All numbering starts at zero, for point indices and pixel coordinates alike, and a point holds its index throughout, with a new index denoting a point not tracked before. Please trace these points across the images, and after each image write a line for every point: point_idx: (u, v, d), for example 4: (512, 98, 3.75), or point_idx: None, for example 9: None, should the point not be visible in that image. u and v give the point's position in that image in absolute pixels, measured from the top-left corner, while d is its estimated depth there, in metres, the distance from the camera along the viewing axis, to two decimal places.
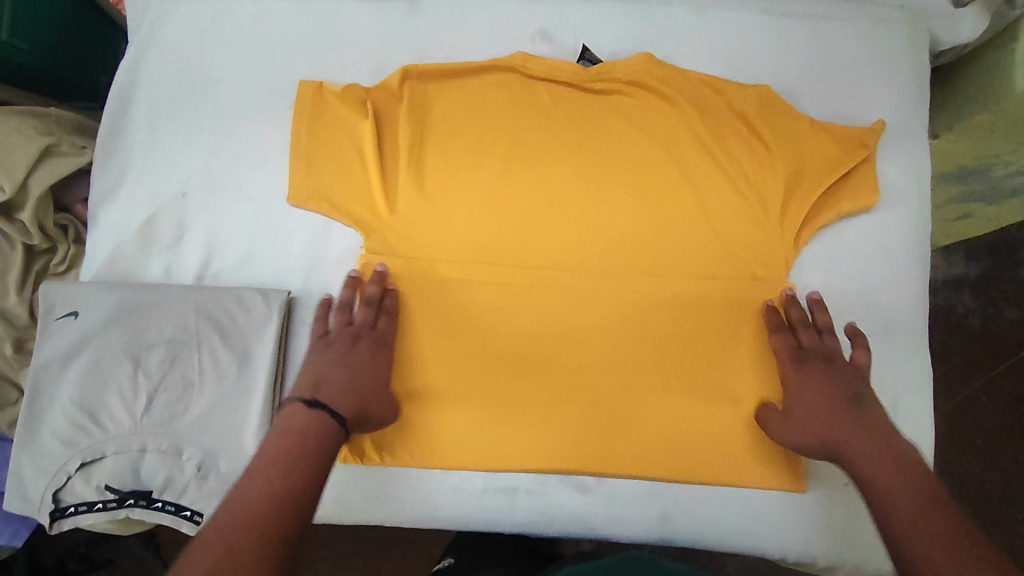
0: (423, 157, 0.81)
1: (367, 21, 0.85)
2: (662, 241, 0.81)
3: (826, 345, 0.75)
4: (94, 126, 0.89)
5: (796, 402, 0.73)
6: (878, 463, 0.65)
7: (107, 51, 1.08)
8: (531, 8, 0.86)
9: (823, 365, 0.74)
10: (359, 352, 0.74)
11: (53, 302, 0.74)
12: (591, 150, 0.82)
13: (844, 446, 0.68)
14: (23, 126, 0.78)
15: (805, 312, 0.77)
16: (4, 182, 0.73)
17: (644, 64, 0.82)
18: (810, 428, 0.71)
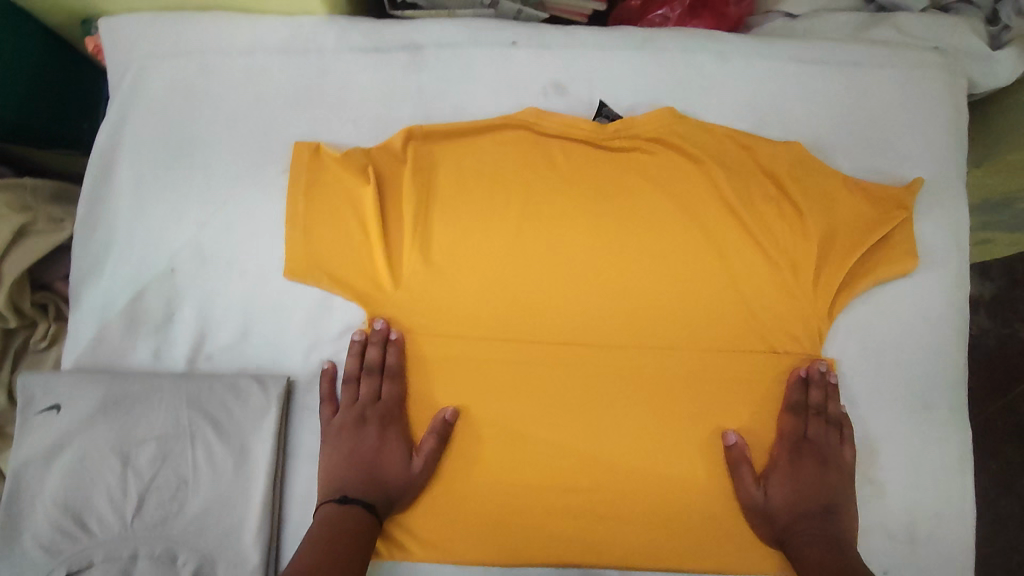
0: (430, 225, 0.76)
1: (365, 74, 0.80)
2: (687, 311, 0.76)
3: (834, 442, 0.73)
4: (72, 190, 0.83)
5: (767, 487, 0.72)
6: (813, 560, 0.66)
7: (85, 95, 1.01)
8: (542, 61, 0.81)
9: (816, 463, 0.72)
10: (369, 434, 0.71)
11: (34, 395, 0.69)
12: (611, 212, 0.77)
13: (793, 541, 0.69)
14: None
15: (823, 398, 0.73)
16: None
17: (666, 121, 0.77)
18: (770, 517, 0.71)
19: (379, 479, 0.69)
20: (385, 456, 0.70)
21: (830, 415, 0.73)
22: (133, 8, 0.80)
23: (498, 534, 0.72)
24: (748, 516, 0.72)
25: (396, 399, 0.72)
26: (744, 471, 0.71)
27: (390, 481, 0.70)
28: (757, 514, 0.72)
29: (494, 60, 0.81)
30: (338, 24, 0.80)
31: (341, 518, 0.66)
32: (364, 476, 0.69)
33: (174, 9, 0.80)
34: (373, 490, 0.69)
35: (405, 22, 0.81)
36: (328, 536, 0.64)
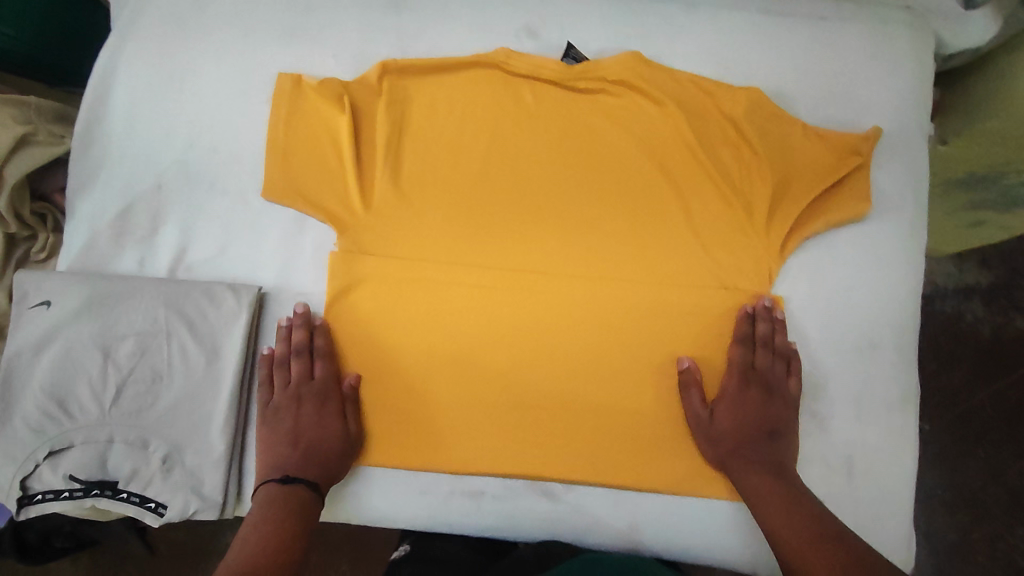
0: (400, 155, 0.80)
1: (347, 14, 0.84)
2: (643, 245, 0.79)
3: (779, 373, 0.76)
4: (73, 113, 0.88)
5: (712, 411, 0.75)
6: (755, 494, 0.70)
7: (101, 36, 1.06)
8: (516, 4, 0.84)
9: (761, 392, 0.75)
10: (304, 411, 0.75)
11: (27, 291, 0.74)
12: (573, 150, 0.80)
13: (734, 466, 0.73)
14: (1, 114, 0.76)
15: (771, 331, 0.75)
16: None
17: (631, 62, 0.80)
18: (715, 440, 0.74)
19: (319, 451, 0.73)
20: (318, 432, 0.74)
21: (779, 347, 0.76)
22: None
23: (452, 446, 0.77)
24: (694, 435, 0.75)
25: (327, 377, 0.76)
26: (693, 393, 0.75)
27: (329, 453, 0.73)
28: (702, 435, 0.75)
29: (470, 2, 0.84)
30: None
31: (284, 499, 0.69)
32: (302, 454, 0.73)
33: None
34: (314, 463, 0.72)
35: None
36: (275, 517, 0.67)
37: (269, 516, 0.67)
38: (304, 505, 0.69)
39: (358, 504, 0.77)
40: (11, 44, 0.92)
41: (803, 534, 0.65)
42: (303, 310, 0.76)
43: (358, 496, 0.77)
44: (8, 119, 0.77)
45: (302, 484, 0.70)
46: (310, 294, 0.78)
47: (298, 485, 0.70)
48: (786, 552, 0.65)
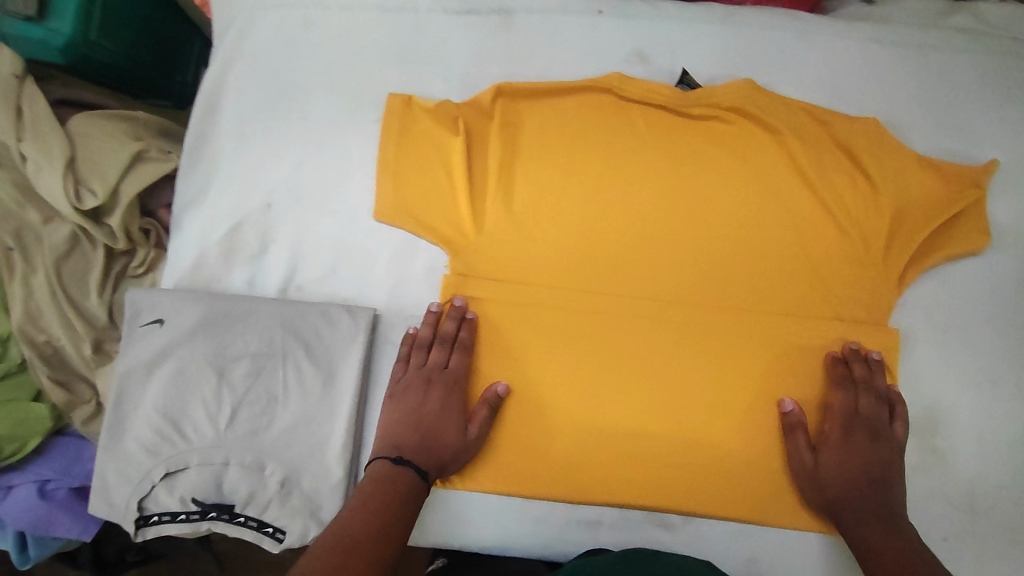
0: (513, 177, 0.80)
1: (457, 35, 0.84)
2: (757, 274, 0.78)
3: (886, 419, 0.73)
4: (176, 128, 0.87)
5: (816, 454, 0.73)
6: (870, 544, 0.67)
7: (176, 43, 1.07)
8: (626, 28, 0.84)
9: (867, 437, 0.72)
10: (432, 397, 0.73)
11: (140, 309, 0.74)
12: (686, 176, 0.80)
13: (843, 514, 0.71)
14: (115, 131, 0.76)
15: (868, 373, 0.74)
16: (96, 186, 0.72)
17: (746, 90, 0.80)
18: (817, 484, 0.72)
19: (436, 445, 0.71)
20: (447, 435, 0.72)
21: (879, 389, 0.74)
22: None
23: (568, 473, 0.75)
24: (794, 475, 0.74)
25: (462, 370, 0.75)
26: (799, 436, 0.73)
27: (446, 447, 0.72)
28: (804, 478, 0.73)
29: (580, 26, 0.84)
30: None
31: (393, 480, 0.67)
32: (419, 445, 0.71)
33: None
34: (423, 454, 0.71)
35: None
36: (380, 496, 0.66)
37: (376, 495, 0.66)
38: (412, 490, 0.68)
39: (473, 531, 0.76)
40: (105, 54, 0.91)
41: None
42: (459, 303, 0.75)
43: (473, 523, 0.76)
44: (122, 138, 0.77)
45: (414, 471, 0.69)
46: (421, 314, 0.78)
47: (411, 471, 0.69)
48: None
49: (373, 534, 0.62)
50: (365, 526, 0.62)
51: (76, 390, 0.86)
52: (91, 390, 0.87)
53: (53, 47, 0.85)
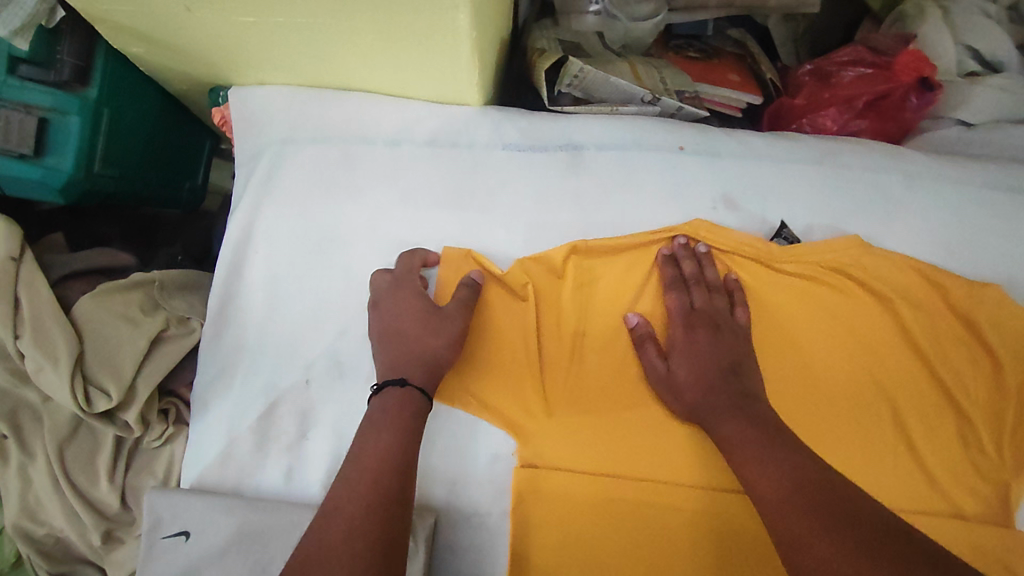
0: (587, 345, 0.71)
1: (518, 174, 0.73)
2: (869, 462, 0.68)
3: (723, 307, 0.69)
4: (203, 279, 0.79)
5: (671, 368, 0.66)
6: (737, 438, 0.59)
7: (179, 148, 0.97)
8: (713, 171, 0.73)
9: (709, 331, 0.66)
10: (390, 307, 0.66)
11: (161, 517, 0.66)
12: (786, 344, 0.71)
13: (704, 413, 0.63)
14: (130, 310, 0.68)
15: (697, 268, 0.70)
16: (111, 386, 0.63)
17: (851, 247, 0.71)
18: (678, 394, 0.66)
19: (418, 337, 0.63)
20: (421, 327, 0.64)
21: (710, 282, 0.70)
22: (269, 81, 0.75)
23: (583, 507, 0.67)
24: (658, 394, 0.68)
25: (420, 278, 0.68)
26: (648, 349, 0.68)
27: (426, 336, 0.64)
28: (667, 393, 0.67)
29: (661, 165, 0.73)
30: (493, 115, 0.74)
31: (382, 399, 0.60)
32: (404, 348, 0.63)
33: (317, 85, 0.75)
34: (411, 360, 0.63)
35: (563, 117, 0.75)
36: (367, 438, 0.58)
37: (363, 441, 0.58)
38: (400, 411, 0.59)
39: None
40: (110, 183, 0.84)
41: (783, 481, 0.53)
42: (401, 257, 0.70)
43: None
44: (137, 316, 0.68)
45: (394, 383, 0.61)
46: (486, 512, 0.69)
47: (396, 387, 0.60)
48: (766, 500, 0.53)
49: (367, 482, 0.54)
50: (373, 473, 0.55)
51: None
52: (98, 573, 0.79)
53: (53, 186, 0.77)
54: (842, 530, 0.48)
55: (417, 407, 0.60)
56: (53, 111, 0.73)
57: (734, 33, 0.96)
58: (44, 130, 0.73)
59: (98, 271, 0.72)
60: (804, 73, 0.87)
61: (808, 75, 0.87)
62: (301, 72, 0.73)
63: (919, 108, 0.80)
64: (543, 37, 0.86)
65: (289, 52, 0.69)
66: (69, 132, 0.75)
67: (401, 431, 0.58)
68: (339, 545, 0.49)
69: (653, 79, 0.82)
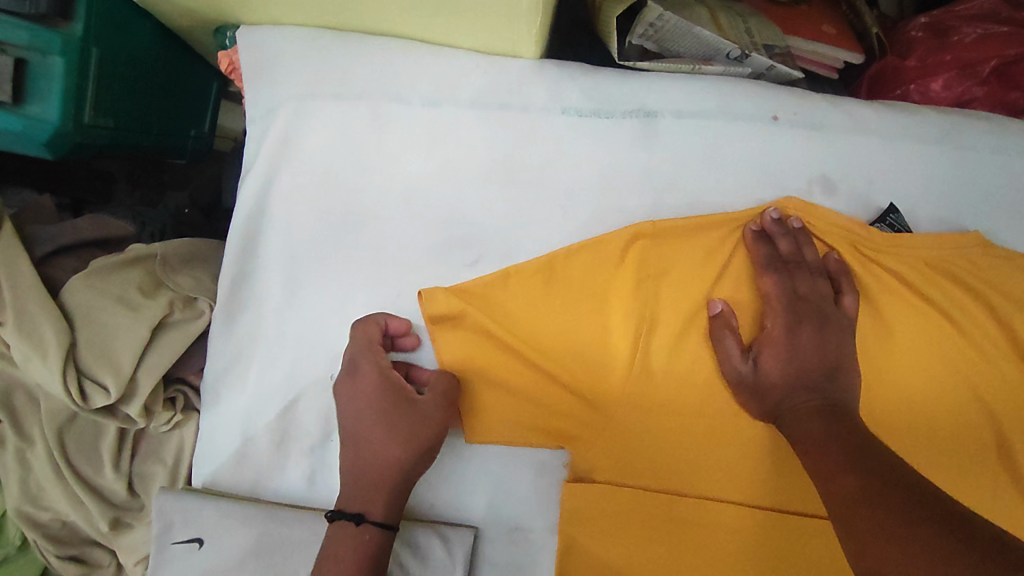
0: (652, 349, 0.59)
1: (579, 145, 0.62)
2: (964, 487, 0.59)
3: (828, 295, 0.58)
4: (211, 250, 0.69)
5: (757, 361, 0.57)
6: (815, 437, 0.51)
7: (183, 92, 0.85)
8: (811, 148, 0.62)
9: (816, 327, 0.56)
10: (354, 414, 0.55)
11: (173, 520, 0.58)
12: (886, 360, 0.59)
13: (784, 415, 0.54)
14: (128, 293, 0.59)
15: (796, 248, 0.59)
16: (110, 382, 0.56)
17: (966, 246, 0.61)
18: (761, 393, 0.56)
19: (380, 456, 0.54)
20: (383, 438, 0.54)
21: (811, 265, 0.59)
22: (285, 22, 0.63)
23: (625, 504, 0.60)
24: (737, 395, 0.58)
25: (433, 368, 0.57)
26: (727, 339, 0.57)
27: (390, 454, 0.54)
28: (747, 391, 0.57)
29: (749, 140, 0.62)
30: (552, 73, 0.62)
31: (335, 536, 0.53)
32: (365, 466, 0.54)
33: (342, 27, 0.63)
34: (371, 480, 0.54)
35: (633, 77, 0.63)
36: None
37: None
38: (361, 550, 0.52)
39: None
40: (105, 135, 0.73)
41: (864, 483, 0.46)
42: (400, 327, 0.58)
43: None
44: (137, 299, 0.59)
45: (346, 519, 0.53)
46: (529, 527, 0.62)
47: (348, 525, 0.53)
48: (840, 503, 0.46)
49: None
50: None
51: (92, 559, 0.71)
52: (108, 554, 0.72)
53: (37, 139, 0.67)
54: (925, 522, 0.41)
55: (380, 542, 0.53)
56: (31, 51, 0.63)
57: None
58: (22, 73, 0.64)
59: (89, 243, 0.65)
60: (915, 27, 0.74)
61: (922, 30, 0.73)
62: (323, 13, 0.61)
63: None
64: None
65: None
66: (50, 76, 0.64)
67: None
68: None
69: (738, 30, 0.68)
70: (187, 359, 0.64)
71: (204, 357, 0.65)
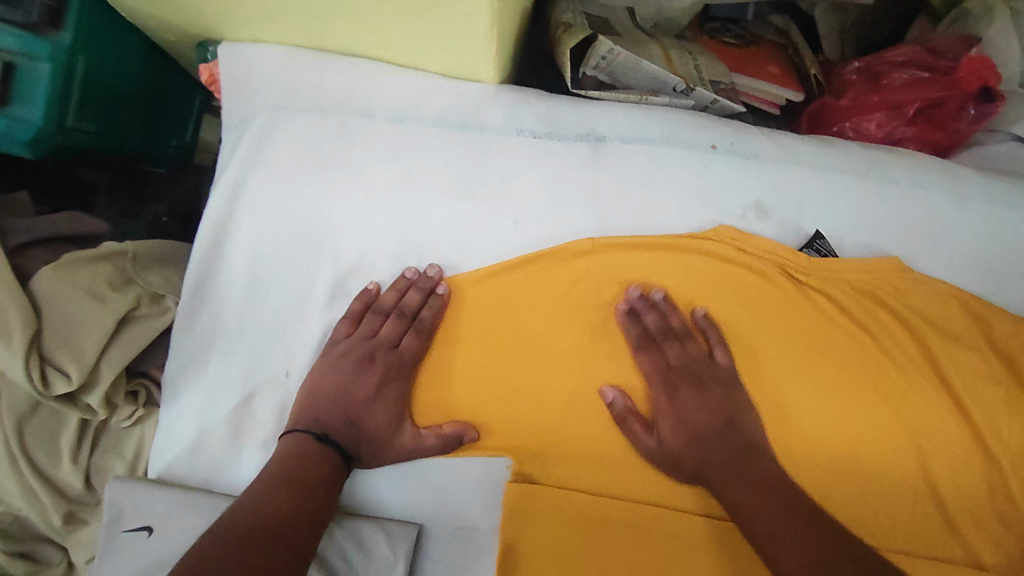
0: (590, 354, 0.64)
1: (532, 165, 0.66)
2: (866, 492, 0.62)
3: (697, 354, 0.64)
4: (180, 251, 0.73)
5: (656, 433, 0.62)
6: (742, 507, 0.57)
7: (165, 103, 0.89)
8: (748, 174, 0.67)
9: (692, 389, 0.62)
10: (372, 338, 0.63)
11: (124, 508, 0.60)
12: (790, 374, 0.64)
13: (709, 480, 0.60)
14: (96, 285, 0.62)
15: (667, 313, 0.64)
16: (71, 369, 0.58)
17: (881, 268, 0.65)
18: (675, 463, 0.61)
19: (376, 425, 0.60)
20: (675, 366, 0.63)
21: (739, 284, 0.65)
22: (262, 40, 0.68)
23: (564, 507, 0.62)
24: (657, 469, 0.63)
25: (414, 354, 0.63)
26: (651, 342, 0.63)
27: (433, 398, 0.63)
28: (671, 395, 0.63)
29: (691, 164, 0.67)
30: (509, 99, 0.67)
31: (283, 444, 0.58)
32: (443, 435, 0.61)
33: (315, 48, 0.67)
34: (374, 434, 0.60)
35: (586, 104, 0.68)
36: (305, 476, 0.55)
37: (284, 475, 0.55)
38: (316, 459, 0.57)
39: None
40: (86, 139, 0.76)
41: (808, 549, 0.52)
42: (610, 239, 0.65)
43: None
44: (104, 292, 0.62)
45: (310, 435, 0.58)
46: (473, 527, 0.63)
47: (310, 440, 0.58)
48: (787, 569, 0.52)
49: (263, 514, 0.51)
50: (268, 514, 0.51)
51: (43, 557, 0.70)
52: (61, 552, 0.71)
53: (19, 138, 0.70)
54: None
55: (325, 493, 0.55)
56: (21, 55, 0.67)
57: (776, 20, 0.87)
58: (9, 75, 0.67)
59: (64, 239, 0.68)
60: (850, 71, 0.80)
61: (856, 74, 0.79)
62: (296, 32, 0.65)
63: (976, 120, 0.74)
64: (569, 9, 0.77)
65: (282, 6, 0.61)
66: (37, 79, 0.68)
67: (311, 483, 0.55)
68: (236, 554, 0.47)
69: (686, 66, 0.74)
70: (150, 354, 0.66)
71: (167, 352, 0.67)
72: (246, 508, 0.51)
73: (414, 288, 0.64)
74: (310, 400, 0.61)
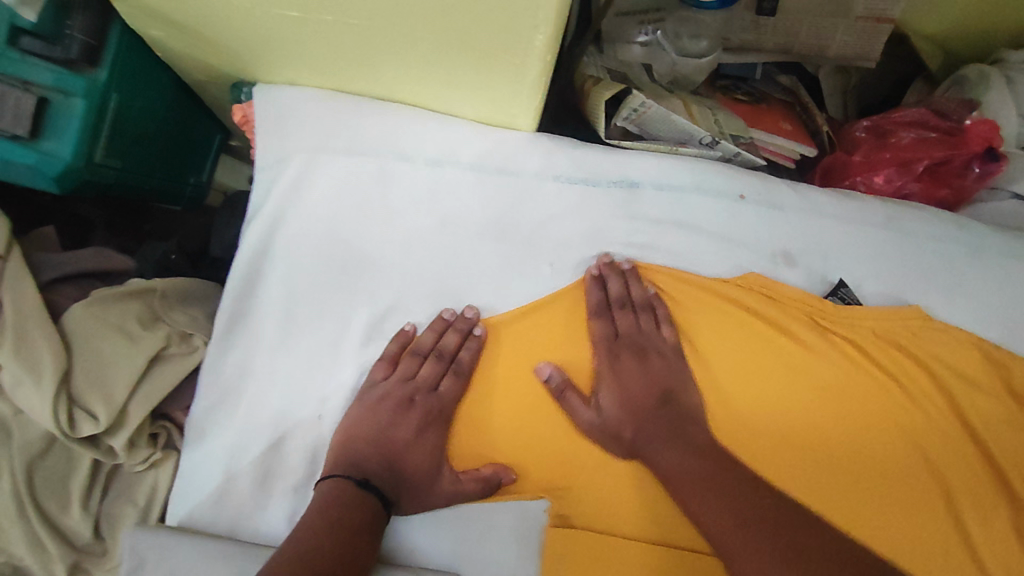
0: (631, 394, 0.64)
1: (567, 209, 0.67)
2: (889, 524, 0.62)
3: (648, 327, 0.66)
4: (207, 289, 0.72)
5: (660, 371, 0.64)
6: (677, 469, 0.59)
7: (188, 141, 0.89)
8: (774, 224, 0.69)
9: (633, 356, 0.64)
10: (408, 382, 0.62)
11: (144, 560, 0.56)
12: (783, 423, 0.64)
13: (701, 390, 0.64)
14: (127, 324, 0.61)
15: (624, 288, 0.66)
16: (101, 410, 0.57)
17: (905, 317, 0.67)
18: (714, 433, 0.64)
19: (410, 473, 0.59)
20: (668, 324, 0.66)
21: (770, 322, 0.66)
22: (302, 84, 0.69)
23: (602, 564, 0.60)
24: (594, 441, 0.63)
25: (453, 397, 0.63)
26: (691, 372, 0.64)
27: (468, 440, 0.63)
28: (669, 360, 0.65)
29: (721, 212, 0.69)
30: (546, 143, 0.68)
31: (320, 490, 0.57)
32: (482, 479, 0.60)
33: (355, 93, 0.69)
34: (410, 480, 0.59)
35: (619, 152, 0.69)
36: (350, 523, 0.54)
37: (329, 521, 0.53)
38: (359, 505, 0.55)
39: None
40: (111, 175, 0.76)
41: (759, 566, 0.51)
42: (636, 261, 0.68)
43: None
44: (135, 332, 0.61)
45: (351, 481, 0.56)
46: None
47: (351, 486, 0.56)
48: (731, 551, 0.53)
49: (312, 561, 0.49)
50: (318, 562, 0.49)
51: None
52: None
53: (48, 173, 0.69)
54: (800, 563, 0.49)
55: (368, 541, 0.54)
56: (56, 91, 0.66)
57: (784, 79, 0.89)
58: (43, 111, 0.67)
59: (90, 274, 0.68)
60: (859, 129, 0.85)
61: (864, 132, 0.84)
62: (339, 77, 0.66)
63: (980, 178, 0.78)
64: (593, 64, 0.80)
65: (329, 53, 0.62)
66: (71, 116, 0.67)
67: (356, 531, 0.53)
68: None
69: (707, 120, 0.77)
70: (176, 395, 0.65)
71: (192, 394, 0.66)
72: (295, 555, 0.49)
73: (451, 329, 0.64)
74: (346, 443, 0.60)
